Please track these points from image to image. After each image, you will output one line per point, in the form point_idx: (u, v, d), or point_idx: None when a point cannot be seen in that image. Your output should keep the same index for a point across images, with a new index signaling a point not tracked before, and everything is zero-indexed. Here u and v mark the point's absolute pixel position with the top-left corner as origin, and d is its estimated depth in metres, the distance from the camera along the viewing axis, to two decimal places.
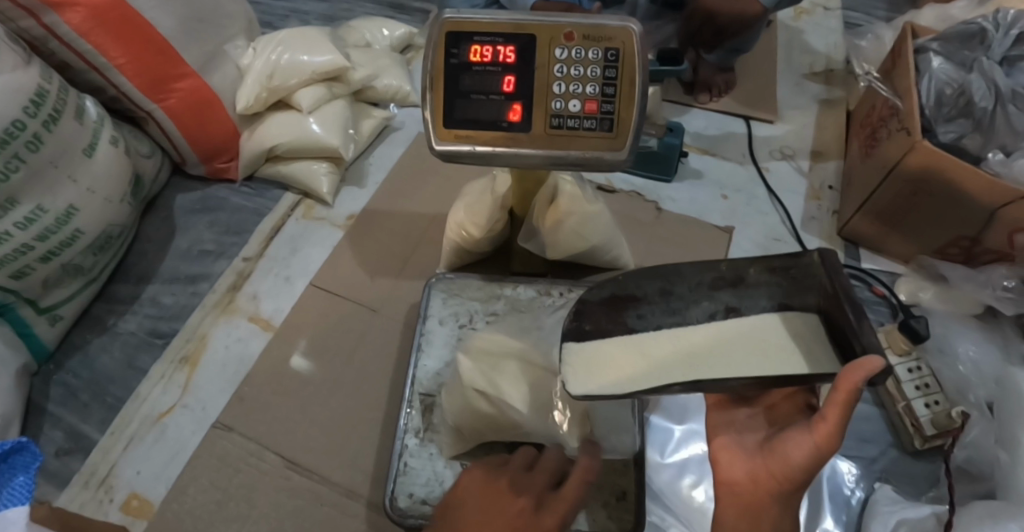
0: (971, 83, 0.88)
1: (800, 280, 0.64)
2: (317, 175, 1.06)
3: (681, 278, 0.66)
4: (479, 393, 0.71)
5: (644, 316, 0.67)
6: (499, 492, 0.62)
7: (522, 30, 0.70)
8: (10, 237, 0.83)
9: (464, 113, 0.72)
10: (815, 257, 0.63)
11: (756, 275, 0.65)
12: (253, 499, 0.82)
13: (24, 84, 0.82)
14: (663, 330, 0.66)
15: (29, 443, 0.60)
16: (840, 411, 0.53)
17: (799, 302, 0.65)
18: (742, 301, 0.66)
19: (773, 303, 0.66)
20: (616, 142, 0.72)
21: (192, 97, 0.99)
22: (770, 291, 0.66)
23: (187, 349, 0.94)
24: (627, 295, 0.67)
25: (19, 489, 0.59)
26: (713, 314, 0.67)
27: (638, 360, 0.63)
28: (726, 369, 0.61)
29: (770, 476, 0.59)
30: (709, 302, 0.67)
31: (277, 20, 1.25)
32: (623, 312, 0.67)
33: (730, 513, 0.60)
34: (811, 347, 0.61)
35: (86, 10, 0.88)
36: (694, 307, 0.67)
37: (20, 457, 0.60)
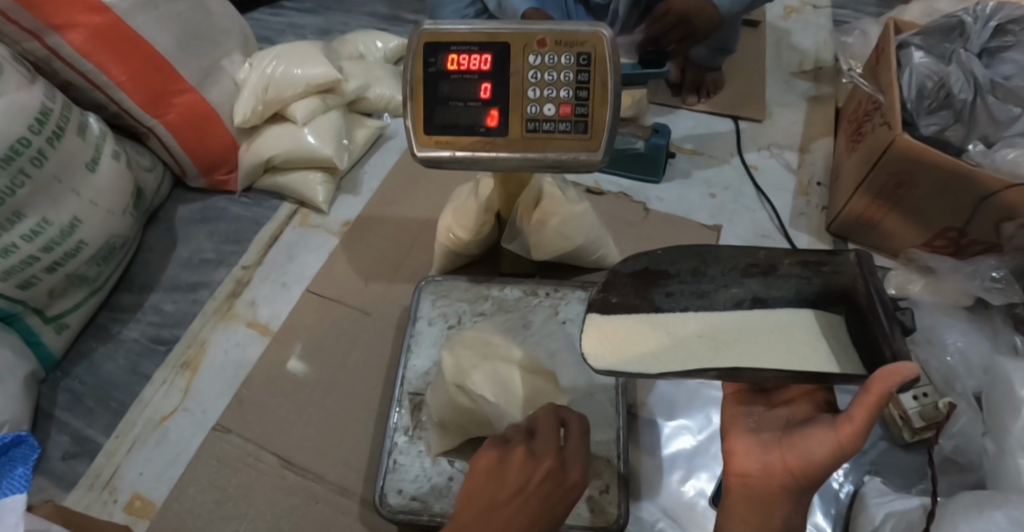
0: (949, 75, 0.88)
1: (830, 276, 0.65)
2: (313, 184, 1.09)
3: (716, 261, 0.66)
4: (459, 388, 0.74)
5: (672, 294, 0.68)
6: (524, 461, 0.63)
7: (497, 38, 0.72)
8: (17, 248, 0.86)
9: (443, 119, 0.74)
10: (851, 258, 0.63)
11: (789, 267, 0.66)
12: (250, 498, 0.85)
13: (28, 103, 0.86)
14: (685, 312, 0.68)
15: (28, 437, 0.76)
16: (868, 412, 0.52)
17: (824, 304, 0.67)
18: (769, 293, 0.68)
19: (800, 297, 0.67)
20: (592, 143, 0.73)
21: (190, 112, 1.03)
22: (798, 285, 0.67)
23: (188, 355, 0.97)
24: (659, 271, 0.67)
25: (18, 476, 0.70)
26: (739, 302, 0.68)
27: (660, 338, 0.65)
28: (745, 354, 0.63)
29: (785, 469, 0.57)
30: (737, 289, 0.68)
31: (275, 35, 1.29)
32: (650, 289, 0.68)
33: (740, 504, 0.59)
34: (830, 347, 0.63)
35: (87, 31, 0.92)
36: (720, 292, 0.68)
37: (19, 450, 0.74)
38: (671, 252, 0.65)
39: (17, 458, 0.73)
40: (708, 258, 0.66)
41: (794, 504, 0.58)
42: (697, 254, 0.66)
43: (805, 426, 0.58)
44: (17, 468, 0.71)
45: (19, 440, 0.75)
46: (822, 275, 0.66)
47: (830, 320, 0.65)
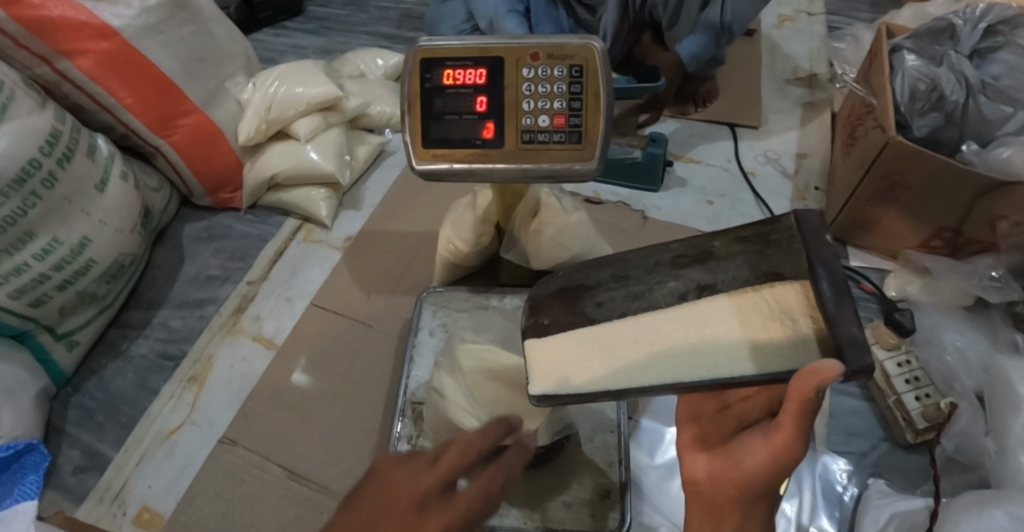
0: (941, 77, 0.90)
1: (781, 246, 0.59)
2: (316, 200, 1.11)
3: (637, 266, 0.66)
4: (438, 391, 0.72)
5: (601, 303, 0.64)
6: (391, 481, 0.55)
7: (490, 53, 0.73)
8: (28, 267, 0.89)
9: (440, 133, 0.75)
10: (790, 220, 0.59)
11: (724, 245, 0.63)
12: (256, 509, 0.86)
13: (38, 126, 0.88)
14: (623, 315, 0.62)
15: (38, 445, 0.88)
16: (794, 423, 0.53)
17: (788, 285, 0.56)
18: (717, 276, 0.61)
19: (761, 272, 0.59)
20: (585, 153, 0.74)
21: (195, 133, 1.05)
22: (747, 263, 0.60)
23: (195, 370, 0.98)
24: (578, 286, 0.68)
25: (29, 485, 0.85)
26: (683, 293, 0.61)
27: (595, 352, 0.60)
28: (686, 357, 0.56)
29: (727, 479, 0.61)
30: (675, 282, 0.62)
31: (278, 55, 1.32)
32: (579, 303, 0.66)
33: (695, 510, 0.65)
34: (784, 329, 0.54)
35: (95, 56, 0.95)
36: (657, 289, 0.63)
37: (30, 458, 0.88)
38: (575, 270, 0.70)
39: (28, 466, 0.87)
40: (625, 264, 0.67)
41: (743, 512, 0.61)
42: (611, 263, 0.68)
43: (746, 436, 0.61)
44: (28, 477, 0.86)
45: (30, 448, 0.88)
46: (772, 249, 0.59)
47: (795, 298, 0.55)
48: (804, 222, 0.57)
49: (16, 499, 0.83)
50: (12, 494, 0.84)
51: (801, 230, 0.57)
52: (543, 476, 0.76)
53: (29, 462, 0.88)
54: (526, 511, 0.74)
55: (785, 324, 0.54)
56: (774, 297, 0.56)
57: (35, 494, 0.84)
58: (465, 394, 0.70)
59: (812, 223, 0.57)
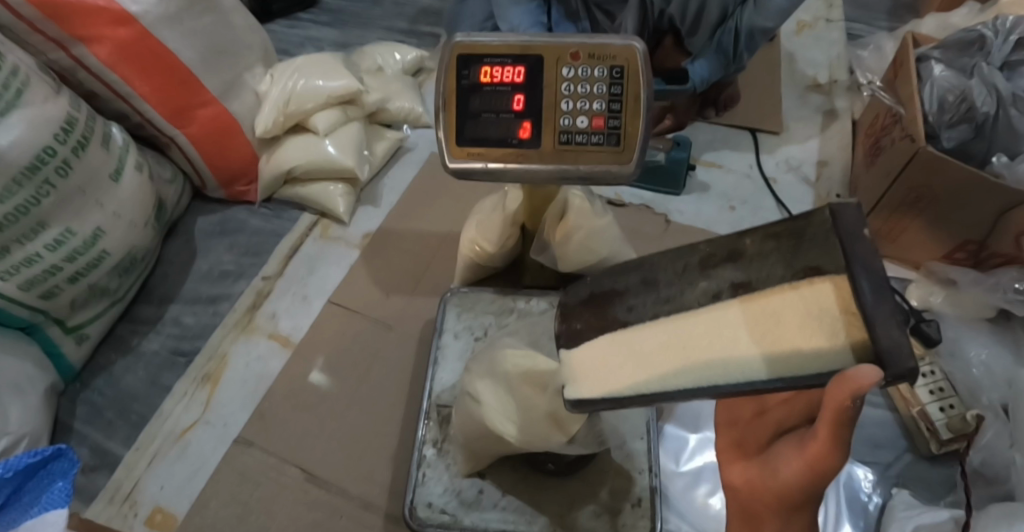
0: (971, 89, 0.89)
1: (818, 238, 0.45)
2: (333, 196, 1.09)
3: (665, 268, 0.55)
4: (471, 396, 0.71)
5: (632, 308, 0.53)
6: None
7: (530, 50, 0.68)
8: (40, 258, 0.86)
9: (475, 131, 0.70)
10: (824, 214, 0.46)
11: (756, 243, 0.49)
12: (272, 512, 0.84)
13: (54, 113, 0.86)
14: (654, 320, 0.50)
15: (67, 450, 0.65)
16: (830, 434, 0.49)
17: (825, 287, 0.43)
18: (751, 274, 0.47)
19: (795, 270, 0.45)
20: (623, 156, 0.70)
21: (212, 124, 1.03)
22: (782, 257, 0.46)
23: (208, 368, 0.96)
24: (612, 292, 0.58)
25: (57, 493, 0.63)
26: (716, 293, 0.48)
27: (617, 360, 0.52)
28: (705, 366, 0.46)
29: (762, 489, 0.58)
30: (705, 283, 0.50)
31: (293, 47, 1.30)
32: (610, 309, 0.55)
33: (735, 517, 0.62)
34: (817, 332, 0.43)
35: (112, 43, 0.92)
36: (689, 292, 0.50)
37: (58, 464, 0.65)
38: (605, 276, 0.60)
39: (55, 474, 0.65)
40: (654, 267, 0.56)
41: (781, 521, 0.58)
42: (640, 269, 0.57)
43: (781, 443, 0.58)
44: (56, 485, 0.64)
45: (58, 453, 0.65)
46: (807, 244, 0.45)
47: (832, 296, 0.42)
48: (840, 215, 0.45)
49: (43, 509, 0.62)
50: (40, 501, 0.63)
51: (836, 226, 0.45)
52: (572, 484, 0.75)
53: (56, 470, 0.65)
54: (554, 518, 0.73)
55: (820, 324, 0.43)
56: (806, 297, 0.43)
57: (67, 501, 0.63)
58: (501, 400, 0.69)
59: (851, 218, 0.44)
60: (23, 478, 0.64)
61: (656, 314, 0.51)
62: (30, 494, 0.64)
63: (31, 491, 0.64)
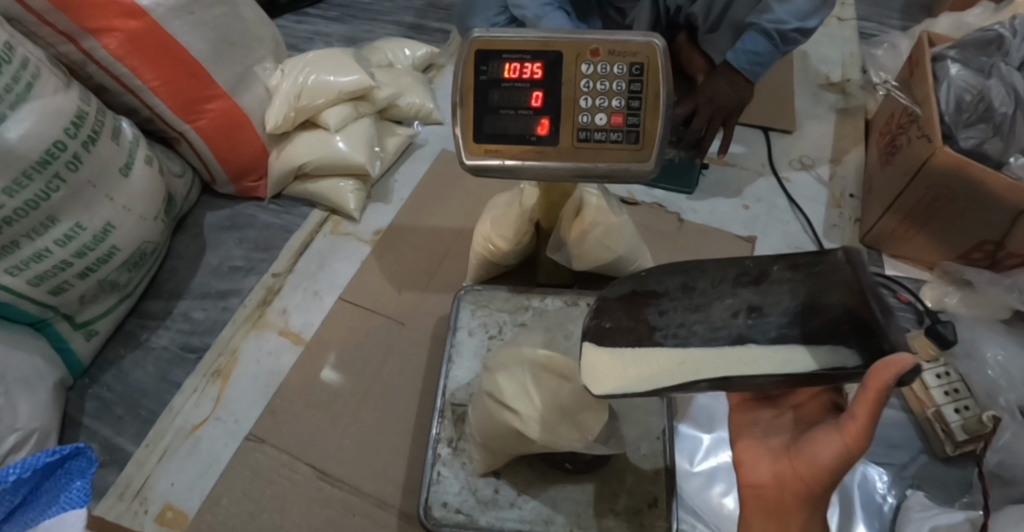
0: (990, 88, 0.90)
1: (825, 278, 0.53)
2: (344, 192, 1.08)
3: (703, 274, 0.58)
4: (489, 395, 0.70)
5: (665, 313, 0.60)
6: None
7: (550, 46, 0.65)
8: (49, 253, 0.85)
9: (493, 128, 0.67)
10: (838, 257, 0.52)
11: (780, 273, 0.56)
12: (285, 510, 0.83)
13: (64, 107, 0.85)
14: (684, 330, 0.58)
15: (85, 450, 0.72)
16: (871, 411, 0.47)
17: (807, 322, 0.55)
18: (766, 299, 0.57)
19: (798, 303, 0.55)
20: (642, 154, 0.67)
21: (221, 118, 1.02)
22: (793, 289, 0.55)
23: (219, 363, 0.95)
24: (647, 291, 0.60)
25: (76, 492, 0.71)
26: (735, 313, 0.58)
27: (615, 363, 0.56)
28: (699, 367, 0.54)
29: (795, 477, 0.54)
30: (732, 299, 0.58)
31: (302, 42, 1.30)
32: (644, 309, 0.60)
33: (755, 516, 0.56)
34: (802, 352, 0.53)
35: (122, 36, 0.91)
36: (716, 304, 0.58)
37: (77, 463, 0.72)
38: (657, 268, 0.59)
39: (75, 472, 0.72)
40: (695, 271, 0.58)
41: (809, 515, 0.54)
42: (684, 268, 0.58)
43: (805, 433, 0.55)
44: (75, 484, 0.71)
45: (76, 452, 0.71)
46: (815, 281, 0.54)
47: (811, 328, 0.54)
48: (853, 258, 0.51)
49: (62, 508, 0.70)
50: (57, 502, 0.70)
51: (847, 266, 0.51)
52: (590, 484, 0.74)
53: (74, 468, 0.72)
54: (572, 518, 0.72)
55: (798, 343, 0.54)
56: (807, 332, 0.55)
57: (86, 500, 0.70)
58: (524, 396, 0.68)
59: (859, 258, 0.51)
60: (42, 477, 0.70)
61: (686, 323, 0.59)
62: (48, 493, 0.71)
63: (48, 492, 0.71)
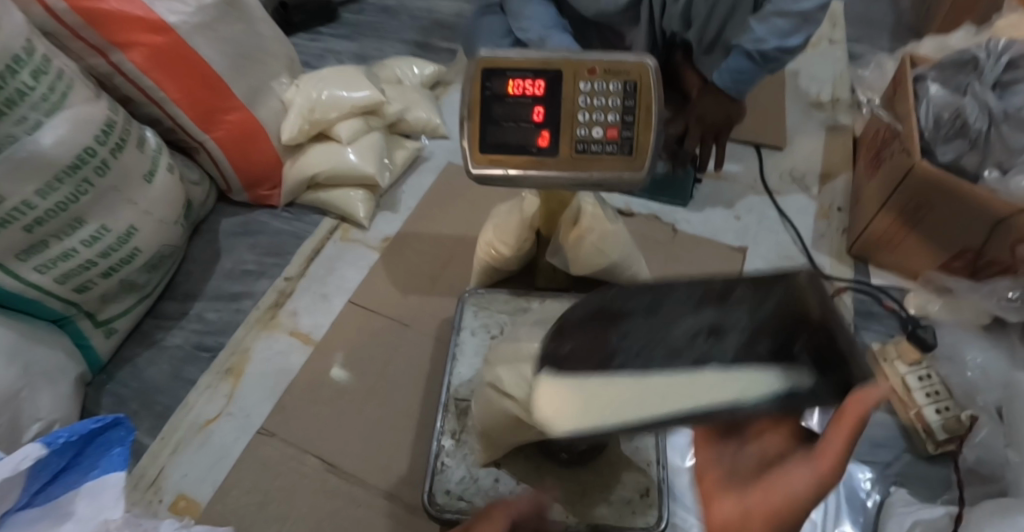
0: (965, 107, 0.94)
1: (786, 302, 0.53)
2: (354, 201, 1.13)
3: (672, 296, 0.58)
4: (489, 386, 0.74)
5: (628, 334, 0.58)
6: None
7: (551, 65, 0.71)
8: (76, 252, 0.90)
9: (497, 139, 0.72)
10: (802, 278, 0.51)
11: (744, 292, 0.55)
12: (293, 500, 0.87)
13: (95, 115, 0.90)
14: (642, 350, 0.56)
15: (124, 418, 0.71)
16: (847, 436, 0.46)
17: (767, 341, 0.53)
18: (724, 318, 0.55)
19: (756, 322, 0.54)
20: (635, 164, 0.72)
21: (239, 130, 1.08)
22: (752, 308, 0.54)
23: (231, 362, 0.99)
24: (613, 312, 0.60)
25: (117, 458, 0.70)
26: (695, 335, 0.55)
27: (577, 392, 0.55)
28: (664, 393, 0.51)
29: (761, 514, 0.48)
30: (693, 318, 0.56)
31: (315, 59, 1.36)
32: (605, 332, 0.59)
33: None
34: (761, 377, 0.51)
35: (149, 50, 0.97)
36: (676, 325, 0.56)
37: (116, 431, 0.71)
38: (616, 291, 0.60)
39: (113, 441, 0.70)
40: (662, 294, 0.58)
41: None
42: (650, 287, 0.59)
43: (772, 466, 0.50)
44: (115, 451, 0.70)
45: (116, 421, 0.71)
46: (773, 300, 0.53)
47: (769, 350, 0.53)
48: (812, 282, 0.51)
49: (104, 471, 0.69)
50: (99, 465, 0.69)
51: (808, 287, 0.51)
52: (583, 473, 0.78)
53: (114, 437, 0.71)
54: (567, 504, 0.76)
55: (759, 362, 0.52)
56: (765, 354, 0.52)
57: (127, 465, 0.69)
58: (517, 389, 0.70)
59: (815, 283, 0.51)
60: (82, 443, 0.69)
61: (643, 343, 0.56)
62: (88, 459, 0.69)
63: (89, 457, 0.69)
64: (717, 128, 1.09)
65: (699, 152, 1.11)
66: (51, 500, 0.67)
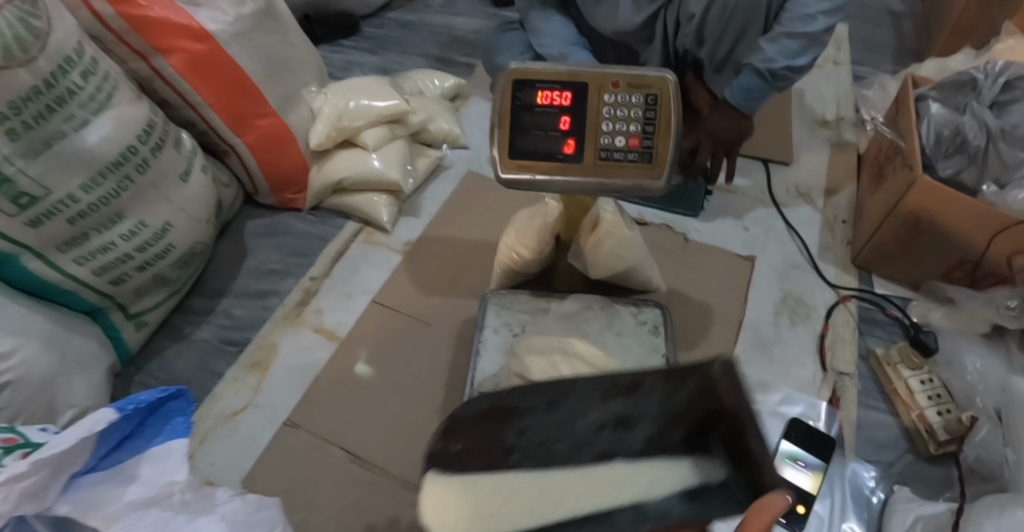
0: (964, 125, 1.00)
1: (697, 389, 0.52)
2: (378, 205, 1.17)
3: (574, 389, 0.54)
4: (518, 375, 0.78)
5: (525, 430, 0.54)
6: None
7: (577, 78, 0.75)
8: (115, 246, 0.94)
9: (525, 146, 0.76)
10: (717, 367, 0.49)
11: (653, 382, 0.53)
12: (318, 489, 0.90)
13: (138, 116, 0.95)
14: (546, 448, 0.54)
15: (187, 390, 0.64)
16: None
17: (678, 429, 0.54)
18: (634, 410, 0.54)
19: (666, 411, 0.54)
20: (654, 171, 0.77)
21: (269, 135, 1.12)
22: (663, 397, 0.54)
23: (258, 356, 1.03)
24: (507, 407, 0.54)
25: (179, 427, 0.63)
26: (601, 427, 0.54)
27: (462, 496, 0.50)
28: (564, 497, 0.50)
29: None
30: (598, 413, 0.54)
31: (339, 70, 1.41)
32: (500, 427, 0.54)
33: None
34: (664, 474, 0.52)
35: (187, 57, 1.01)
36: (579, 419, 0.54)
37: (176, 403, 0.63)
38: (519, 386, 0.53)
39: (173, 412, 0.63)
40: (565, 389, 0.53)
41: None
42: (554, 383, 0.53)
43: None
44: (177, 422, 0.63)
45: (178, 392, 0.63)
46: (684, 387, 0.52)
47: (681, 440, 0.54)
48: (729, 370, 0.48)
49: (167, 437, 0.63)
50: (163, 432, 0.63)
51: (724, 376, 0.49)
52: None
53: (174, 408, 0.64)
54: None
55: (668, 456, 0.53)
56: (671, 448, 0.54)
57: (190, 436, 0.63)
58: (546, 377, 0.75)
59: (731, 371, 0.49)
60: (145, 414, 0.63)
61: (549, 440, 0.54)
62: (149, 428, 0.63)
63: (153, 425, 0.63)
64: (727, 144, 1.14)
65: (711, 165, 1.16)
66: (117, 464, 0.62)
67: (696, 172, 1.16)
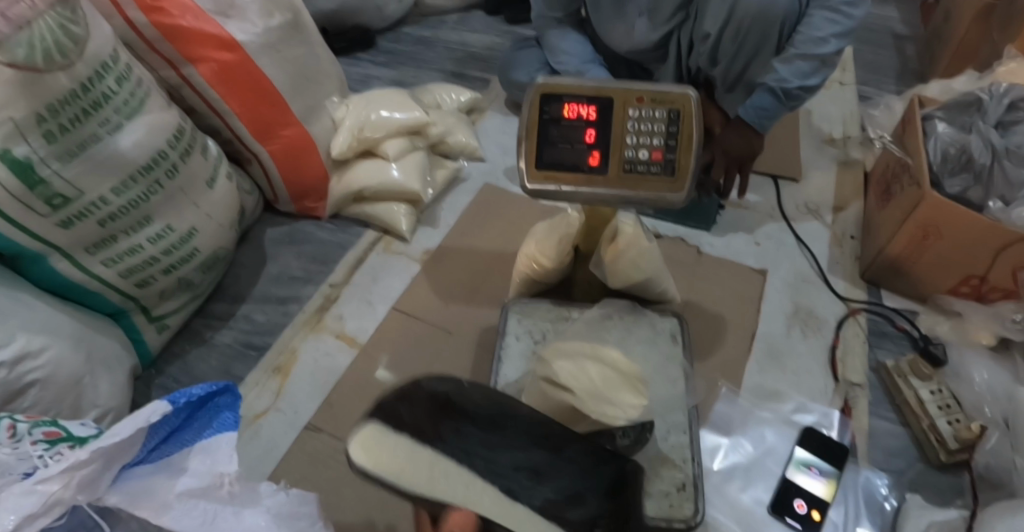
0: (970, 143, 1.04)
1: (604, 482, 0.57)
2: (398, 215, 1.19)
3: (516, 419, 0.58)
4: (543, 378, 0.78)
5: (460, 431, 0.53)
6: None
7: (603, 92, 0.78)
8: (142, 248, 0.95)
9: (551, 158, 0.78)
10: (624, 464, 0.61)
11: (574, 453, 0.58)
12: (340, 492, 0.91)
13: (170, 122, 0.96)
14: (477, 447, 0.53)
15: (234, 384, 0.66)
16: None
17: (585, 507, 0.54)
18: (550, 469, 0.56)
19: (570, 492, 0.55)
20: (676, 185, 0.78)
21: (291, 144, 1.14)
22: (575, 479, 0.56)
23: (279, 361, 1.04)
24: (459, 406, 0.56)
25: (230, 422, 0.66)
26: (518, 467, 0.54)
27: (403, 453, 0.49)
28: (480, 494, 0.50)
29: None
30: (523, 454, 0.55)
31: (358, 83, 1.44)
32: (443, 419, 0.53)
33: None
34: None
35: (214, 66, 1.04)
36: (511, 444, 0.55)
37: (224, 398, 0.66)
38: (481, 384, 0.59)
39: (222, 407, 0.66)
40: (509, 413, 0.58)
41: None
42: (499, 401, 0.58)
43: None
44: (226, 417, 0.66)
45: (227, 387, 0.66)
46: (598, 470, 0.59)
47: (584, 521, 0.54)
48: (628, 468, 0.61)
49: (218, 429, 0.65)
50: (212, 426, 0.66)
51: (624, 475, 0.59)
52: None
53: (224, 404, 0.66)
54: None
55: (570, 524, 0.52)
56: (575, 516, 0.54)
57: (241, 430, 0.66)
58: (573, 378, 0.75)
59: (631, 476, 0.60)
60: (194, 407, 0.65)
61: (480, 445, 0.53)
62: (200, 422, 0.65)
63: (201, 419, 0.65)
64: (740, 160, 1.17)
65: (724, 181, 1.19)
66: (166, 459, 0.63)
67: (709, 187, 1.19)
